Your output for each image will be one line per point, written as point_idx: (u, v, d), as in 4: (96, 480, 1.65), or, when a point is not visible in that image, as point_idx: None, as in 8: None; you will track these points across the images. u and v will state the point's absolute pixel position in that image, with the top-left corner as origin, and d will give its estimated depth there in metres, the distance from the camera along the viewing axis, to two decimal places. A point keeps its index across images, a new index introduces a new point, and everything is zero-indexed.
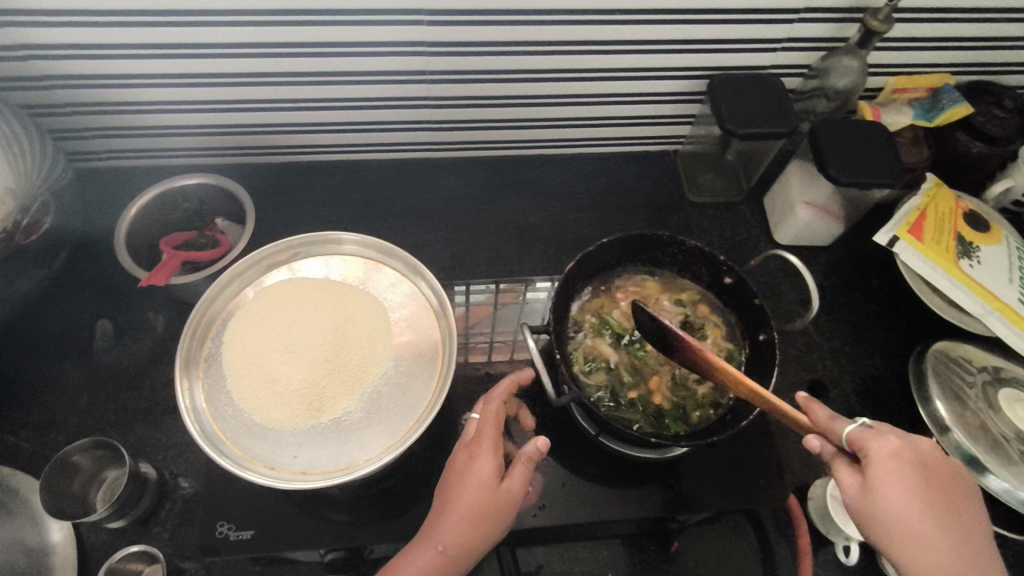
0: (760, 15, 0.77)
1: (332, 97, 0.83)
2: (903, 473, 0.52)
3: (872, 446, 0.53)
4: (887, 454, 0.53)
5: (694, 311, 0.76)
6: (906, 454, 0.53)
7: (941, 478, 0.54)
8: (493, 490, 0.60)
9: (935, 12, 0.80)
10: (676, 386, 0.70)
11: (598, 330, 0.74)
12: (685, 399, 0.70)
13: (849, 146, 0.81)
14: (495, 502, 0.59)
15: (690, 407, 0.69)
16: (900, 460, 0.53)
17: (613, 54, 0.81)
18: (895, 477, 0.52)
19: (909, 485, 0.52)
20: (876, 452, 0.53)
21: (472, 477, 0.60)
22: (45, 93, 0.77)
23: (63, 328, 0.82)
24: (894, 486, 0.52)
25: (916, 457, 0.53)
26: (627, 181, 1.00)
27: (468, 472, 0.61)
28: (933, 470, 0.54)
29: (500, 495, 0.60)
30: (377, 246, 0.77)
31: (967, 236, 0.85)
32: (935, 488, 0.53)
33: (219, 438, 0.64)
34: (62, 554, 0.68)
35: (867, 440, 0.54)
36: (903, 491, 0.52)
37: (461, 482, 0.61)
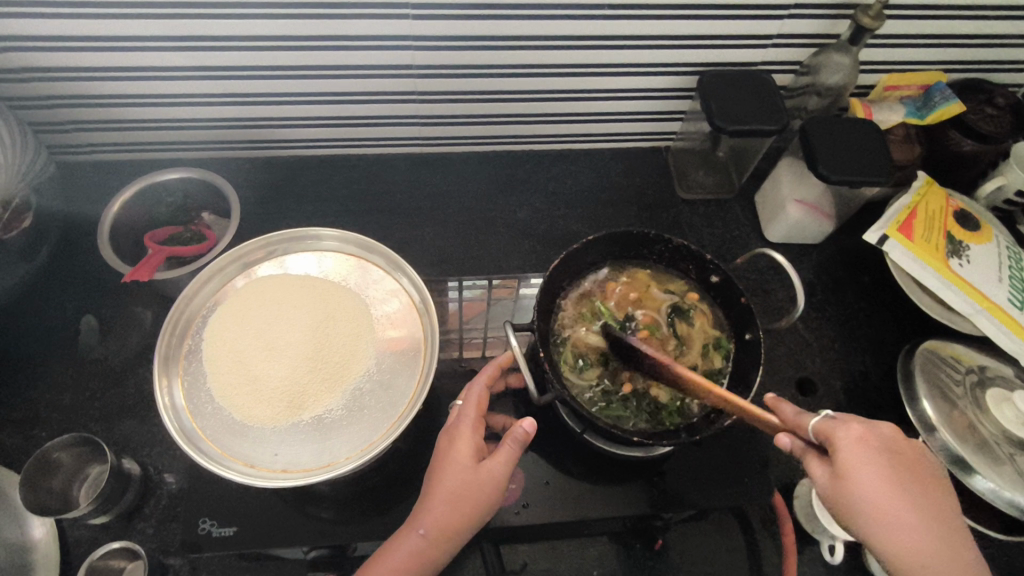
0: (750, 11, 0.77)
1: (317, 91, 0.82)
2: (872, 457, 0.52)
3: (837, 434, 0.53)
4: (853, 440, 0.53)
5: (682, 301, 0.75)
6: (871, 439, 0.53)
7: (913, 463, 0.53)
8: (471, 472, 0.60)
9: (926, 9, 0.79)
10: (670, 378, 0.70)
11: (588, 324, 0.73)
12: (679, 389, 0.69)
13: (839, 143, 0.81)
14: (474, 482, 0.59)
15: (686, 398, 0.68)
16: (866, 445, 0.52)
17: (601, 49, 0.81)
18: (864, 462, 0.52)
19: (879, 469, 0.51)
20: (842, 439, 0.53)
21: (451, 460, 0.61)
22: (26, 85, 0.77)
23: (47, 323, 0.82)
24: (864, 470, 0.51)
25: (883, 442, 0.53)
26: (618, 177, 1.00)
27: (450, 457, 0.61)
28: (901, 455, 0.53)
29: (479, 476, 0.59)
30: (358, 242, 0.76)
31: (957, 235, 0.85)
32: (906, 473, 0.52)
33: (198, 436, 0.64)
34: (44, 551, 0.67)
35: (831, 428, 0.54)
36: (873, 475, 0.51)
37: (445, 466, 0.60)
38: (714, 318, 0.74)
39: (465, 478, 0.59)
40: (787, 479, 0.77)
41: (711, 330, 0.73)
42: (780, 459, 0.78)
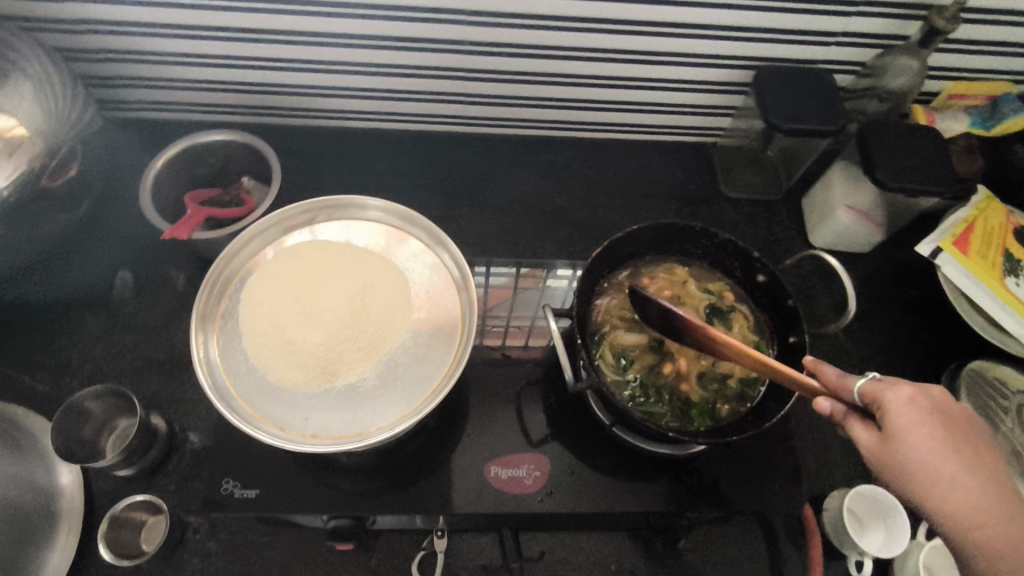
0: (817, 5, 0.74)
1: (365, 61, 0.81)
2: (924, 420, 0.49)
3: (886, 398, 0.51)
4: (903, 403, 0.50)
5: (720, 300, 0.73)
6: (923, 401, 0.50)
7: (964, 423, 0.50)
8: None
9: (1004, 14, 0.75)
10: (704, 379, 0.68)
11: (624, 317, 0.72)
12: (710, 391, 0.68)
13: (898, 148, 0.78)
14: None
15: (717, 402, 0.67)
16: (916, 407, 0.50)
17: (658, 36, 0.78)
18: (915, 425, 0.49)
19: (931, 433, 0.49)
20: (892, 403, 0.50)
21: None
22: (80, 36, 0.77)
23: (84, 274, 0.82)
24: (917, 433, 0.49)
25: (934, 403, 0.50)
26: (662, 171, 0.97)
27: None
28: (952, 415, 0.50)
29: None
30: (401, 214, 0.75)
31: (1015, 253, 0.81)
32: (958, 435, 0.50)
33: (230, 394, 0.64)
34: (69, 498, 0.68)
35: (880, 392, 0.51)
36: (925, 439, 0.49)
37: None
38: (754, 320, 0.72)
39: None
40: (818, 491, 0.75)
41: (751, 334, 0.71)
42: (811, 470, 0.76)
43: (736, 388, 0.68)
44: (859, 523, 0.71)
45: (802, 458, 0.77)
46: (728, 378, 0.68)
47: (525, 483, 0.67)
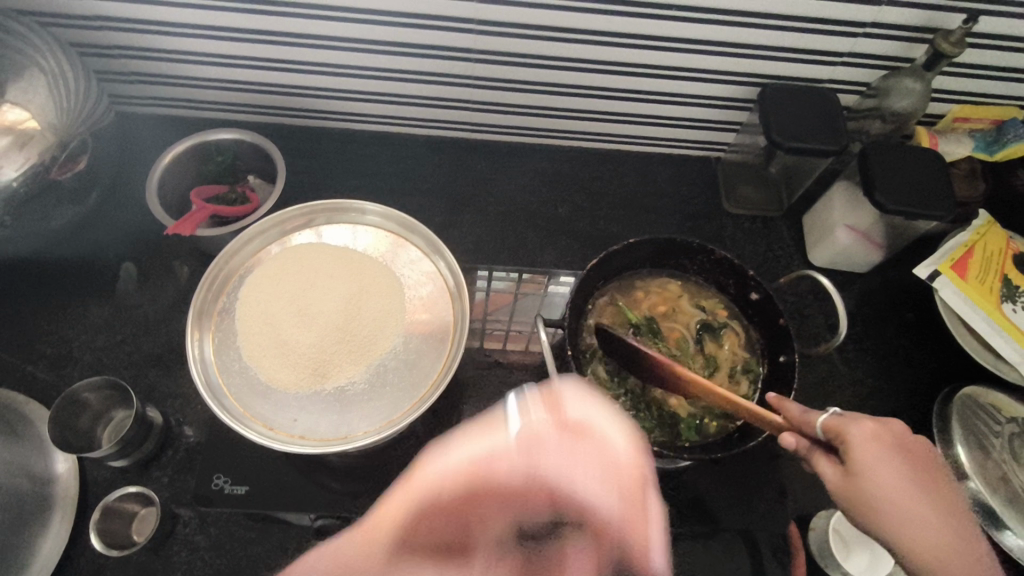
0: (823, 26, 0.74)
1: (371, 66, 0.82)
2: (888, 453, 0.50)
3: (850, 432, 0.51)
4: (866, 437, 0.51)
5: (712, 318, 0.74)
6: (886, 436, 0.51)
7: (925, 456, 0.51)
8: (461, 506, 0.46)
9: (1010, 41, 0.75)
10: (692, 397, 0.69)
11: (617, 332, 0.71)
12: (697, 408, 0.68)
13: (898, 171, 0.78)
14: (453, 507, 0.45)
15: (706, 418, 0.67)
16: (879, 442, 0.50)
17: (664, 51, 0.79)
18: (880, 459, 0.50)
19: (895, 466, 0.49)
20: (856, 437, 0.51)
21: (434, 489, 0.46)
22: (96, 32, 0.78)
23: (88, 266, 0.84)
24: (882, 467, 0.49)
25: (896, 438, 0.51)
26: (664, 184, 0.98)
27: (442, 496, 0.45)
28: (913, 448, 0.51)
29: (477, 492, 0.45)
30: (399, 220, 0.76)
31: (1013, 279, 0.81)
32: (920, 469, 0.50)
33: (222, 392, 0.65)
34: (64, 486, 0.69)
35: (844, 426, 0.52)
36: (890, 474, 0.49)
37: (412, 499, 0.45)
38: (744, 339, 0.72)
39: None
40: None
41: (739, 355, 0.71)
42: None
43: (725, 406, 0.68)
44: (845, 543, 0.69)
45: None
46: None
47: None
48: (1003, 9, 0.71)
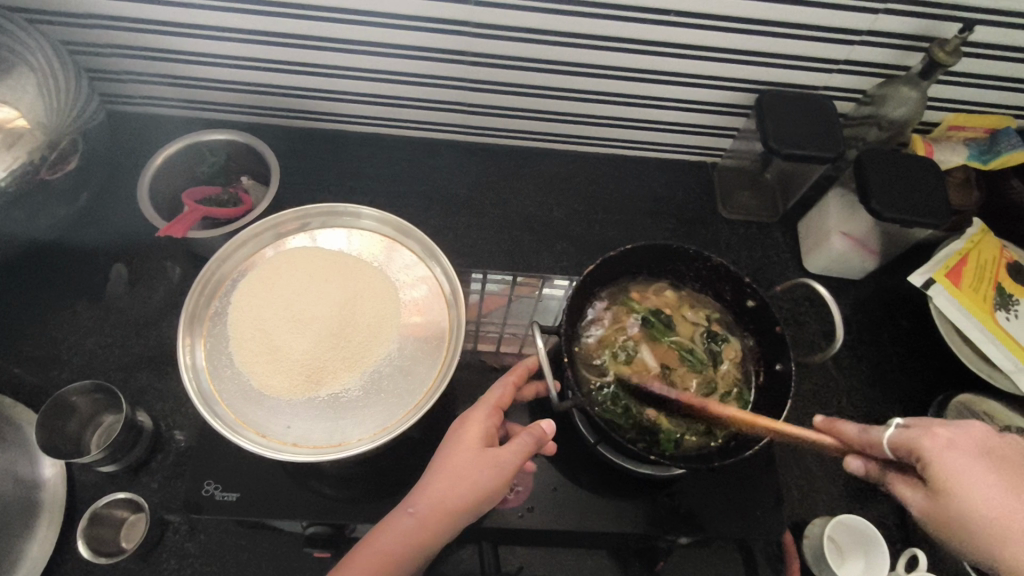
0: (821, 33, 0.74)
1: (367, 68, 0.82)
2: (971, 460, 0.50)
3: (921, 444, 0.52)
4: (942, 447, 0.51)
5: (712, 332, 0.73)
6: (963, 442, 0.51)
7: (1011, 457, 0.51)
8: (476, 454, 0.58)
9: (1006, 50, 0.75)
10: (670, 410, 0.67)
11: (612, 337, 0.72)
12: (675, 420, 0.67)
13: (894, 179, 0.78)
14: (472, 450, 0.59)
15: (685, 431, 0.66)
16: (959, 450, 0.51)
17: (664, 56, 0.79)
18: (965, 469, 0.49)
19: (982, 475, 0.49)
20: (930, 448, 0.51)
21: (461, 439, 0.60)
22: (89, 30, 0.77)
23: (79, 267, 0.83)
24: (973, 476, 0.49)
25: (976, 443, 0.51)
26: (660, 188, 0.98)
27: (457, 432, 0.61)
28: (995, 450, 0.51)
29: (486, 456, 0.58)
30: (395, 225, 0.76)
31: (1007, 288, 0.81)
32: (1011, 473, 0.50)
33: (215, 399, 0.64)
34: (51, 492, 0.68)
35: (911, 439, 0.53)
36: (984, 485, 0.49)
37: (456, 447, 0.60)
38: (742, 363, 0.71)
39: (458, 492, 0.56)
40: (799, 517, 0.75)
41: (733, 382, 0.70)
42: (793, 495, 0.76)
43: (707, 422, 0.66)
44: (838, 551, 0.71)
45: (785, 484, 0.77)
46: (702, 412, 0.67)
47: (506, 499, 0.67)
48: (999, 18, 0.71)
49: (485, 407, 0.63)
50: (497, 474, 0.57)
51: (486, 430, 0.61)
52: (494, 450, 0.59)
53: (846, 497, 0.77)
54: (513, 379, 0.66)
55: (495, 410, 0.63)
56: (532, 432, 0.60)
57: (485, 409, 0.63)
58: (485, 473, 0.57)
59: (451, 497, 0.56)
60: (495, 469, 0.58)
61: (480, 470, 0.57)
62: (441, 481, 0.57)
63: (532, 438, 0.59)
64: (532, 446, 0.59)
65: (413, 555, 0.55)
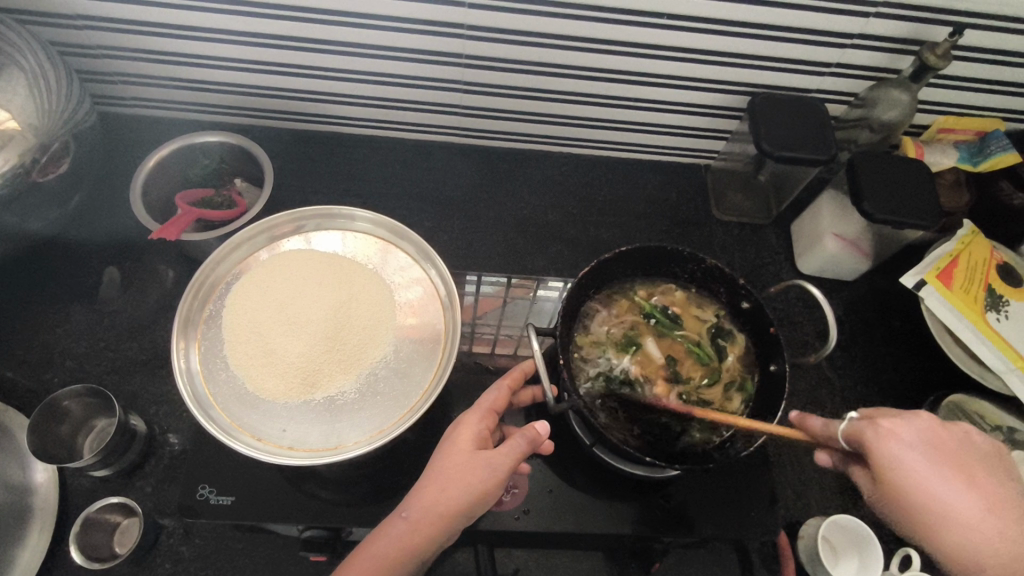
0: (812, 36, 0.75)
1: (362, 70, 0.82)
2: (905, 447, 0.55)
3: (865, 434, 0.56)
4: (885, 440, 0.55)
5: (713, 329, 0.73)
6: (902, 431, 0.55)
7: (949, 440, 0.56)
8: (469, 456, 0.59)
9: (995, 54, 0.76)
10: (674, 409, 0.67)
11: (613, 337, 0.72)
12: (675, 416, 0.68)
13: (885, 181, 0.78)
14: (465, 452, 0.59)
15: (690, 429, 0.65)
16: (896, 439, 0.55)
17: (658, 59, 0.79)
18: (900, 455, 0.54)
19: (919, 463, 0.54)
20: (874, 438, 0.56)
21: (453, 442, 0.60)
22: (81, 31, 0.77)
23: (71, 270, 0.82)
24: (907, 461, 0.54)
25: (920, 434, 0.55)
26: (654, 190, 0.98)
27: (451, 435, 0.61)
28: (939, 439, 0.55)
29: (479, 458, 0.58)
30: (389, 227, 0.76)
31: (998, 289, 0.82)
32: (945, 455, 0.55)
33: (209, 402, 0.64)
34: (43, 497, 0.68)
35: (860, 432, 0.57)
36: (924, 478, 0.53)
37: (449, 450, 0.60)
38: (745, 354, 0.71)
39: (449, 495, 0.56)
40: (793, 517, 0.76)
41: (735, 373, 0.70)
42: (787, 495, 0.77)
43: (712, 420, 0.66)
44: (833, 551, 0.72)
45: (780, 484, 0.77)
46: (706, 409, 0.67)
47: (502, 501, 0.67)
48: (988, 22, 0.72)
49: (478, 410, 0.63)
50: (489, 476, 0.57)
51: (478, 432, 0.61)
52: (486, 452, 0.59)
53: (839, 496, 0.78)
54: (508, 382, 0.66)
55: (489, 412, 0.63)
56: (525, 433, 0.59)
57: (480, 412, 0.63)
58: (478, 475, 0.57)
59: (443, 501, 0.56)
60: (487, 470, 0.58)
61: (472, 473, 0.57)
62: (433, 485, 0.57)
63: (524, 440, 0.59)
64: (525, 448, 0.59)
65: (405, 560, 0.55)
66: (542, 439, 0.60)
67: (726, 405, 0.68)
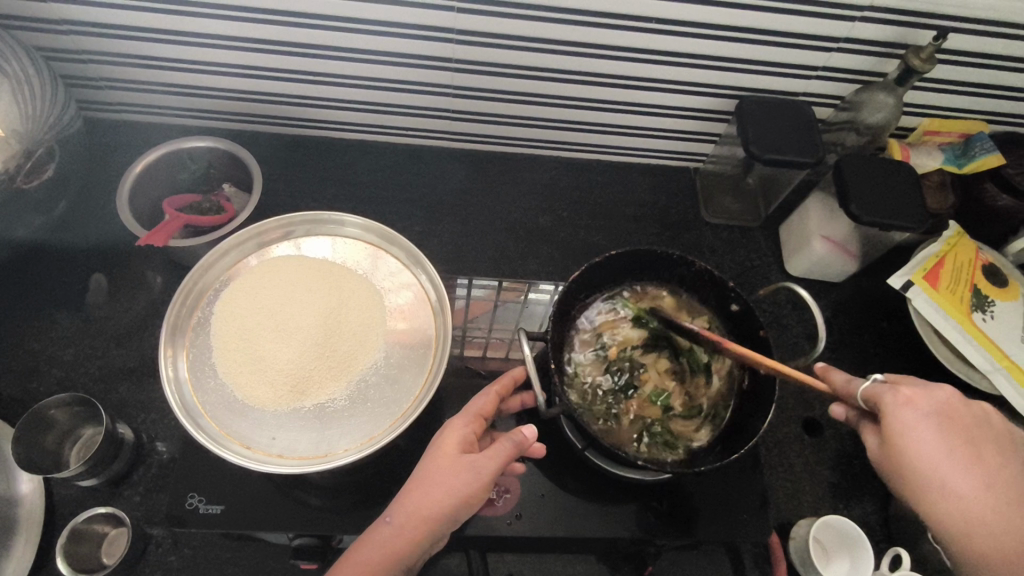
0: (798, 40, 0.76)
1: (351, 74, 0.81)
2: (920, 417, 0.55)
3: (885, 399, 0.56)
4: (903, 407, 0.56)
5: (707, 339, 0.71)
6: (920, 401, 0.56)
7: (961, 415, 0.57)
8: (457, 459, 0.59)
9: (978, 57, 0.77)
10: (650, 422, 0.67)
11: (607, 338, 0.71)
12: (639, 435, 0.66)
13: (871, 183, 0.79)
14: (454, 453, 0.59)
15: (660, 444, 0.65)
16: (913, 408, 0.56)
17: (646, 63, 0.79)
18: (914, 424, 0.55)
19: (929, 435, 0.55)
20: (891, 403, 0.56)
21: (443, 443, 0.60)
22: (66, 36, 0.76)
23: (55, 277, 0.81)
24: (918, 430, 0.55)
25: (936, 406, 0.56)
26: (643, 193, 0.98)
27: (437, 439, 0.61)
28: (953, 413, 0.56)
29: (466, 460, 0.58)
30: (380, 232, 0.75)
31: (983, 290, 0.83)
32: (954, 429, 0.56)
33: (198, 411, 0.63)
34: (28, 508, 0.67)
35: (880, 395, 0.57)
36: (931, 448, 0.55)
37: (436, 454, 0.60)
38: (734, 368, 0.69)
39: (435, 498, 0.57)
40: (784, 518, 0.76)
41: (713, 402, 0.68)
42: (778, 497, 0.77)
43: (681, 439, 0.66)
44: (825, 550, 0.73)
45: (771, 485, 0.78)
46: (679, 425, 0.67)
47: (494, 506, 0.67)
48: (970, 26, 0.73)
49: (464, 415, 0.63)
50: (473, 479, 0.57)
51: (465, 436, 0.61)
52: (471, 456, 0.58)
53: (830, 497, 0.78)
54: (495, 389, 0.66)
55: (475, 417, 0.63)
56: (511, 437, 0.59)
57: (467, 416, 0.63)
58: (466, 478, 0.57)
59: (428, 504, 0.56)
60: (472, 473, 0.57)
61: (456, 476, 0.57)
62: (419, 489, 0.58)
63: (510, 443, 0.59)
64: (511, 450, 0.58)
65: (395, 562, 0.56)
66: (530, 442, 0.59)
67: (693, 434, 0.67)
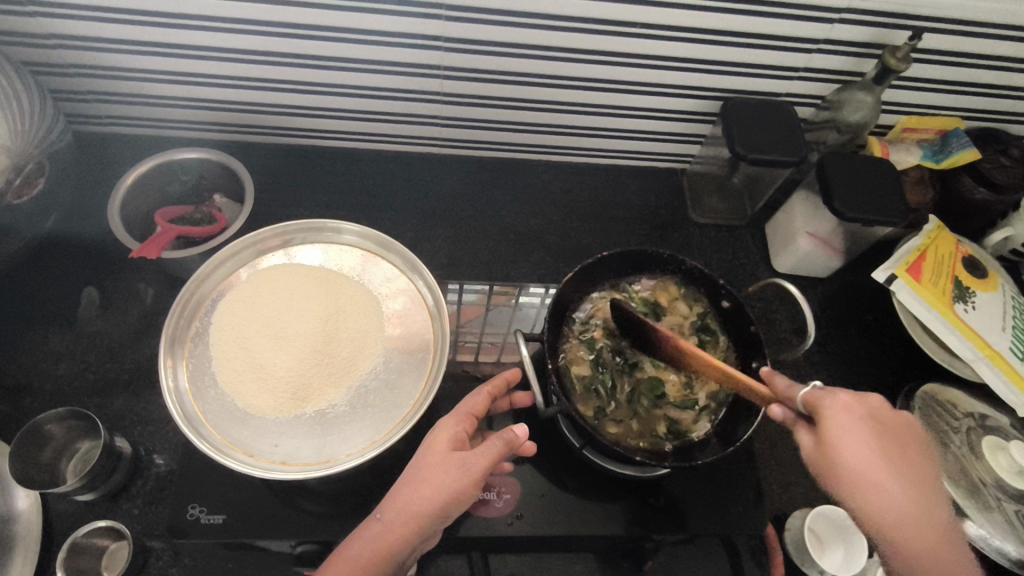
0: (780, 42, 0.77)
1: (342, 83, 0.82)
2: (855, 422, 0.54)
3: (823, 403, 0.55)
4: (840, 409, 0.55)
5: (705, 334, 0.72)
6: (854, 406, 0.55)
7: (892, 424, 0.56)
8: (444, 457, 0.59)
9: (953, 56, 0.80)
10: (645, 414, 0.68)
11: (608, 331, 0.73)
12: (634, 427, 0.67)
13: (851, 178, 0.81)
14: (441, 452, 0.60)
15: (653, 436, 0.67)
16: (850, 413, 0.55)
17: (632, 67, 0.81)
18: (849, 428, 0.54)
19: (864, 438, 0.54)
20: (830, 408, 0.55)
21: (431, 442, 0.61)
22: (53, 51, 0.76)
23: (46, 291, 0.81)
24: (852, 434, 0.54)
25: (869, 411, 0.56)
26: (632, 194, 1.00)
27: (429, 439, 0.62)
28: (884, 420, 0.56)
29: (453, 458, 0.59)
30: (376, 238, 0.76)
31: (964, 281, 0.85)
32: (886, 435, 0.55)
33: (199, 420, 0.63)
34: (27, 524, 0.66)
35: (819, 398, 0.56)
36: (863, 450, 0.53)
37: (427, 453, 0.60)
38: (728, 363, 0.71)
39: (425, 495, 0.57)
40: (780, 511, 0.77)
41: (712, 396, 0.69)
42: (773, 490, 0.79)
43: (674, 432, 0.67)
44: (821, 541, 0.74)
45: (765, 479, 0.79)
46: (675, 418, 0.68)
47: (495, 507, 0.68)
48: (944, 26, 0.75)
49: (456, 414, 0.64)
50: (461, 476, 0.58)
51: (455, 435, 0.62)
52: (462, 453, 0.59)
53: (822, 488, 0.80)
54: (489, 390, 0.67)
55: (468, 417, 0.64)
56: (504, 437, 0.60)
57: (457, 416, 0.64)
58: (455, 475, 0.58)
59: (418, 501, 0.57)
60: (462, 470, 0.58)
61: (447, 473, 0.58)
62: (410, 487, 0.58)
63: (500, 442, 0.60)
64: (501, 449, 0.60)
65: (387, 560, 0.56)
66: (520, 441, 0.61)
67: (690, 428, 0.67)
